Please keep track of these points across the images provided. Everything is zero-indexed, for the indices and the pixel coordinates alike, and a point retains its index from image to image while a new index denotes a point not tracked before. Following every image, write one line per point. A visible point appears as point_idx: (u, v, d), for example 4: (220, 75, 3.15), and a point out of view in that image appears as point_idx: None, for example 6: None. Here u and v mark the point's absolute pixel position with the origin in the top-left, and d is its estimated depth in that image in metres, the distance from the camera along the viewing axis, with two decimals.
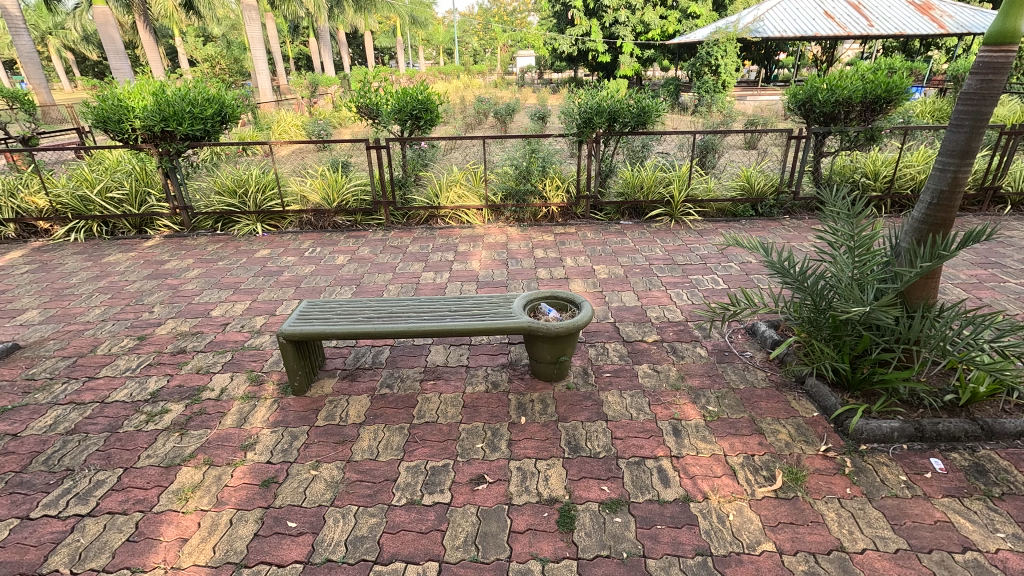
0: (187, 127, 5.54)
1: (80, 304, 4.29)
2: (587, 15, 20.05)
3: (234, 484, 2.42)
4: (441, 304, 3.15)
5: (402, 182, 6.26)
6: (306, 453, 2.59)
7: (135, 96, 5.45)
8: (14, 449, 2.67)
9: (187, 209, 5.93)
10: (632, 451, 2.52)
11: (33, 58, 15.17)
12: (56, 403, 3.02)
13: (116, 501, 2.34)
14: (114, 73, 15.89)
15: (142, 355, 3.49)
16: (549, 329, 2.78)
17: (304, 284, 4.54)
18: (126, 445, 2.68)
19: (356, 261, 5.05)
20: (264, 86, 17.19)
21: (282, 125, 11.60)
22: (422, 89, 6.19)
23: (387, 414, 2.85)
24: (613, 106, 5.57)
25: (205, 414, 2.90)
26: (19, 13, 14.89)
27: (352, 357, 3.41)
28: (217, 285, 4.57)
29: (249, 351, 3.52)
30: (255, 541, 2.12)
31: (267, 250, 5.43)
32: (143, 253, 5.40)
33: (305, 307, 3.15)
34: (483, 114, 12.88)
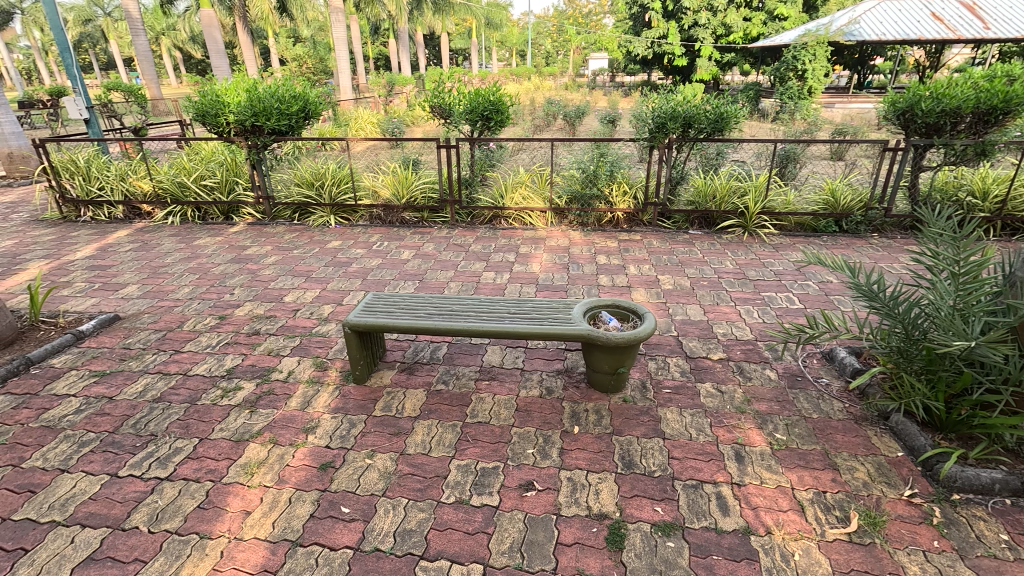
0: (274, 122, 5.91)
1: (173, 282, 4.67)
2: (665, 17, 19.54)
3: (295, 464, 2.53)
4: (501, 305, 3.15)
5: (469, 181, 6.32)
6: (363, 441, 2.67)
7: (231, 92, 5.89)
8: (110, 411, 2.95)
9: (269, 199, 6.34)
10: (690, 473, 2.40)
11: (147, 56, 16.86)
12: (146, 372, 3.30)
13: (189, 468, 2.52)
14: (215, 70, 17.15)
15: (222, 334, 3.75)
16: (609, 339, 2.71)
17: (370, 277, 4.70)
18: (202, 417, 2.88)
19: (421, 257, 5.17)
20: (345, 86, 18.07)
21: (359, 122, 12.12)
22: (494, 90, 6.24)
23: (442, 411, 2.89)
24: (689, 111, 5.35)
25: (273, 394, 3.06)
26: (141, 17, 16.45)
27: (411, 351, 3.48)
28: (291, 272, 4.83)
29: (316, 337, 3.69)
30: (311, 522, 2.21)
31: (339, 242, 5.68)
32: (229, 239, 5.81)
33: (370, 300, 3.26)
34: (552, 116, 12.85)
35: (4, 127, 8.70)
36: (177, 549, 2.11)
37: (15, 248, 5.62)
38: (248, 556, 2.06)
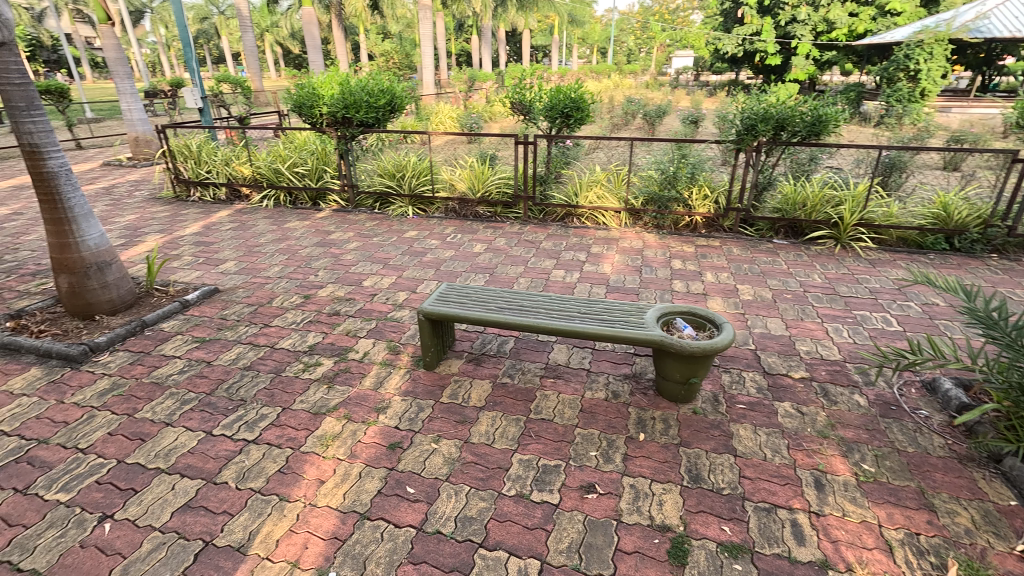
0: (363, 114, 6.20)
1: (265, 261, 5.05)
2: (760, 13, 18.45)
3: (366, 440, 2.66)
4: (571, 304, 3.13)
5: (544, 178, 6.30)
6: (430, 426, 2.76)
7: (326, 85, 6.27)
8: (207, 374, 3.24)
9: (353, 187, 6.66)
10: (762, 495, 2.27)
11: (252, 51, 18.26)
12: (239, 342, 3.59)
13: (272, 434, 2.72)
14: (311, 65, 18.25)
15: (306, 312, 4.00)
16: (683, 347, 2.61)
17: (443, 267, 4.83)
18: (286, 388, 3.10)
19: (492, 251, 5.25)
20: (428, 81, 18.60)
21: (439, 116, 12.44)
22: (576, 87, 6.16)
23: (507, 404, 2.92)
24: (783, 113, 5.02)
25: (349, 372, 3.24)
26: (249, 14, 17.79)
27: (479, 342, 3.54)
28: (370, 258, 5.06)
29: (390, 322, 3.85)
30: (378, 497, 2.32)
31: (415, 232, 5.88)
32: (315, 223, 6.19)
33: (444, 290, 3.36)
34: (631, 115, 12.53)
35: (132, 115, 9.75)
36: (259, 507, 2.28)
37: (136, 222, 6.30)
38: (321, 522, 2.20)
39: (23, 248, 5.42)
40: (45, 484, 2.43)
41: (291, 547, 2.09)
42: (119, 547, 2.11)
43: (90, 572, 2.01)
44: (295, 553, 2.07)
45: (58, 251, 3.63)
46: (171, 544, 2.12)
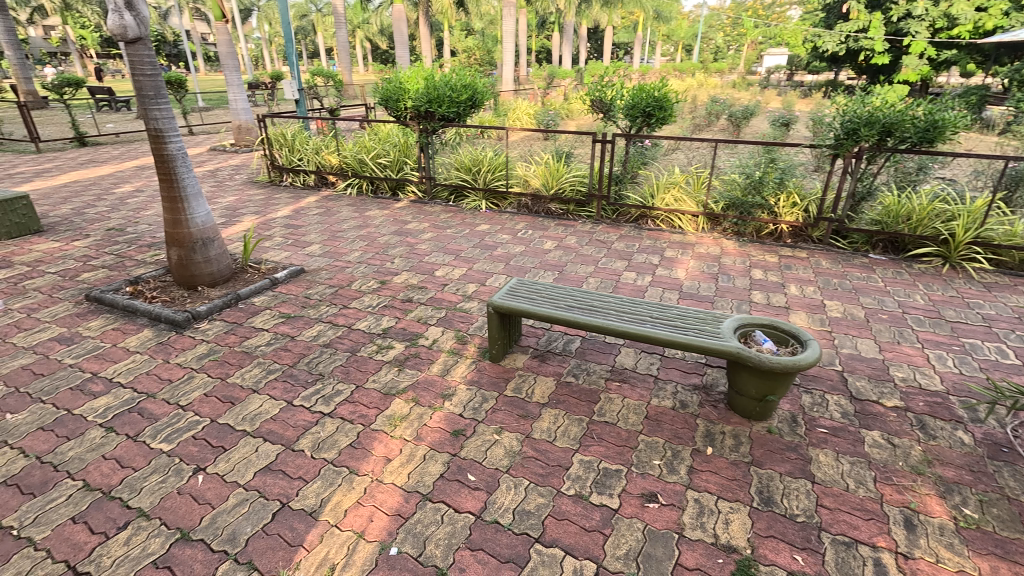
0: (445, 109, 6.36)
1: (346, 246, 5.33)
2: (868, 8, 16.94)
3: (431, 425, 2.75)
4: (643, 308, 3.05)
5: (619, 177, 6.17)
6: (493, 417, 2.80)
7: (412, 80, 6.50)
8: (291, 348, 3.48)
9: (431, 180, 6.86)
10: (842, 528, 2.11)
11: (345, 46, 19.27)
12: (320, 320, 3.82)
13: (346, 410, 2.87)
14: (398, 60, 18.97)
15: (381, 297, 4.18)
16: (762, 362, 2.47)
17: (513, 262, 4.87)
18: (360, 367, 3.26)
19: (562, 249, 5.23)
20: (507, 76, 18.75)
21: (517, 112, 12.51)
22: (660, 85, 5.95)
23: (570, 403, 2.90)
24: (891, 117, 4.59)
25: (418, 358, 3.35)
26: (343, 11, 18.74)
27: (545, 339, 3.55)
28: (443, 249, 5.20)
29: (460, 312, 3.94)
30: (440, 481, 2.39)
31: (487, 226, 5.97)
32: (394, 213, 6.44)
33: (514, 284, 3.39)
34: (716, 115, 11.97)
35: (238, 105, 10.61)
36: (331, 477, 2.42)
37: (236, 203, 6.86)
38: (386, 498, 2.30)
39: (142, 222, 6.07)
40: (151, 433, 2.71)
41: (358, 518, 2.20)
42: (209, 497, 2.32)
43: (184, 517, 2.22)
44: (361, 524, 2.18)
45: (172, 226, 4.02)
46: (253, 501, 2.30)
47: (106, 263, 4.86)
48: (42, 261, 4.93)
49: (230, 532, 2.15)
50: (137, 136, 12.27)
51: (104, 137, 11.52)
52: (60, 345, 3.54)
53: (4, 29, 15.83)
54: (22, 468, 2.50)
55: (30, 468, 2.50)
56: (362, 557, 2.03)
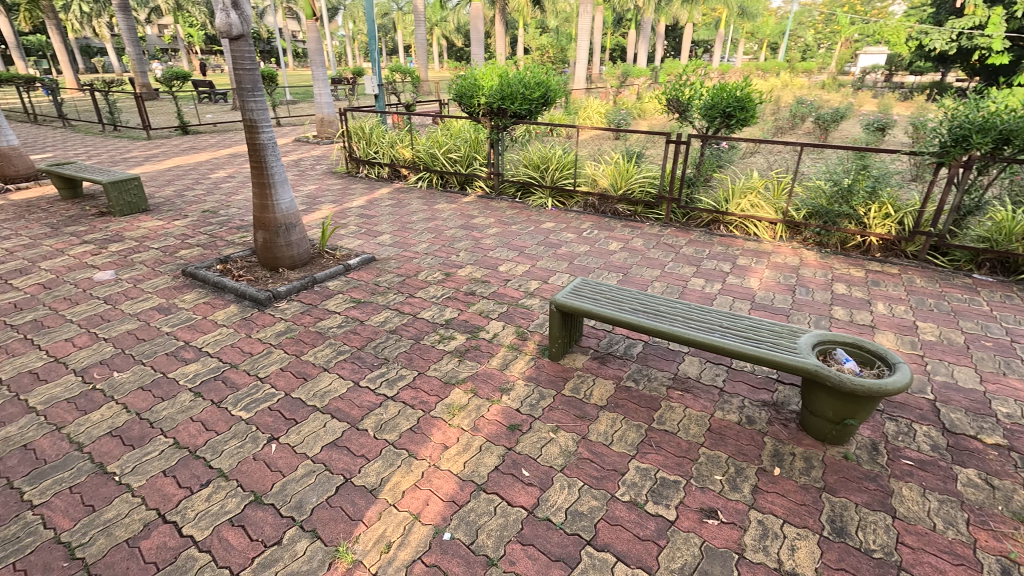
0: (517, 106, 6.40)
1: (415, 237, 5.50)
2: (988, 2, 15.23)
3: (488, 417, 2.79)
4: (712, 317, 2.93)
5: (692, 180, 5.95)
6: (549, 415, 2.80)
7: (487, 77, 6.58)
8: (359, 331, 3.64)
9: (499, 176, 6.93)
10: (925, 571, 1.93)
11: (422, 44, 19.82)
12: (388, 307, 3.98)
13: (408, 395, 2.97)
14: (472, 57, 19.26)
15: (445, 288, 4.29)
16: (842, 383, 2.31)
17: (577, 262, 4.83)
18: (423, 355, 3.36)
19: (628, 251, 5.12)
20: (580, 74, 18.55)
21: (588, 111, 12.36)
22: (743, 85, 5.66)
23: (629, 408, 2.84)
24: (1011, 123, 4.12)
25: (479, 350, 3.41)
26: (423, 9, 19.25)
27: (606, 341, 3.49)
28: (508, 245, 5.24)
29: (521, 308, 3.96)
30: (495, 473, 2.42)
31: (553, 224, 5.96)
32: (461, 207, 6.57)
33: (578, 284, 3.37)
34: (801, 118, 11.24)
35: (322, 99, 11.19)
36: (391, 458, 2.52)
37: (316, 192, 7.26)
38: (442, 484, 2.36)
39: (233, 206, 6.56)
40: (233, 401, 2.93)
41: (414, 501, 2.27)
42: (281, 465, 2.48)
43: (258, 481, 2.39)
44: (417, 506, 2.25)
45: (260, 211, 4.32)
46: (319, 473, 2.43)
47: (201, 242, 5.30)
48: (148, 237, 5.45)
49: (298, 500, 2.29)
50: (232, 127, 13.26)
51: (204, 127, 12.54)
52: (159, 314, 3.91)
53: (127, 27, 17.56)
54: (123, 422, 2.78)
55: (130, 423, 2.78)
56: (417, 539, 2.10)
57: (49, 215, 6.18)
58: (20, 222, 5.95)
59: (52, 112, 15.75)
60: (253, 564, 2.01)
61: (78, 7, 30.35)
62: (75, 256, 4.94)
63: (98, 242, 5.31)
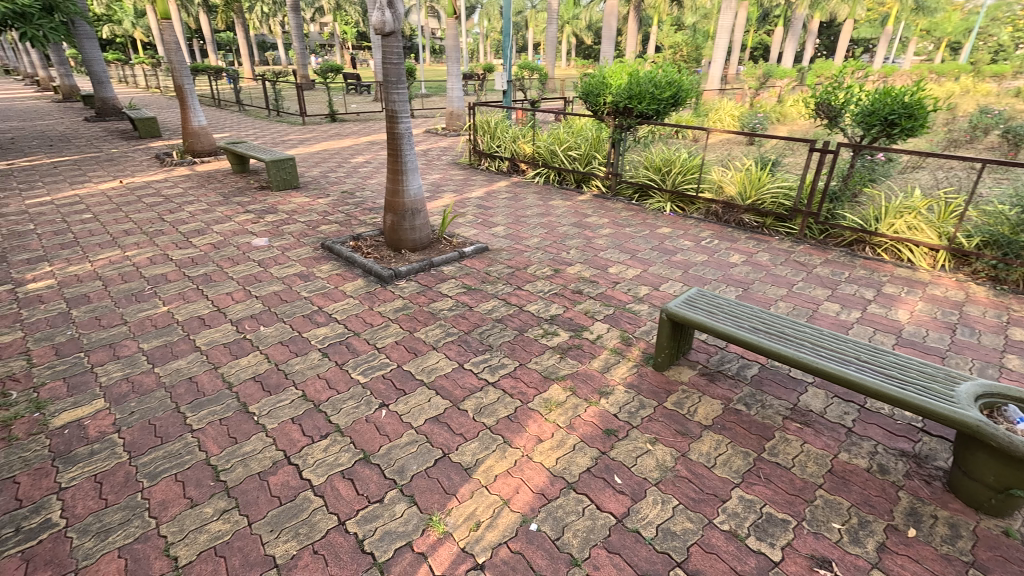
0: (645, 105, 6.21)
1: (528, 231, 5.60)
2: None
3: (585, 418, 2.77)
4: (847, 347, 2.62)
5: (836, 194, 5.36)
6: (649, 426, 2.70)
7: (616, 75, 6.47)
8: (468, 317, 3.80)
9: (617, 176, 6.79)
10: None
11: (553, 41, 20.00)
12: (496, 297, 4.10)
13: (508, 383, 3.05)
14: (602, 54, 19.02)
15: (553, 284, 4.31)
16: (1012, 446, 1.94)
17: (692, 271, 4.59)
18: (525, 347, 3.42)
19: (751, 265, 4.76)
20: (714, 74, 17.50)
21: (720, 113, 11.64)
22: (914, 89, 4.95)
23: (738, 433, 2.65)
24: None
25: (581, 350, 3.38)
26: (557, 6, 19.36)
27: (717, 358, 3.28)
28: (620, 247, 5.14)
29: (628, 312, 3.86)
30: (586, 475, 2.39)
31: (669, 229, 5.72)
32: (575, 205, 6.56)
33: (693, 294, 3.20)
34: (984, 130, 9.58)
35: (453, 93, 11.77)
36: (487, 442, 2.60)
37: (439, 181, 7.68)
38: (533, 475, 2.39)
39: (368, 189, 7.17)
40: (353, 366, 3.22)
41: (505, 486, 2.33)
42: (388, 431, 2.68)
43: (367, 442, 2.61)
44: (507, 492, 2.30)
45: (391, 195, 4.66)
46: (421, 443, 2.58)
47: (338, 220, 5.86)
48: (297, 212, 6.15)
49: (400, 465, 2.46)
50: (372, 116, 14.46)
51: (349, 115, 13.82)
52: (299, 280, 4.40)
53: (296, 25, 19.82)
54: (264, 370, 3.19)
55: (269, 372, 3.18)
56: (504, 524, 2.15)
57: (223, 186, 7.23)
58: (201, 190, 7.03)
59: (231, 98, 18.34)
60: (357, 516, 2.20)
61: (259, 7, 34.80)
62: (239, 223, 5.72)
63: (258, 213, 6.10)
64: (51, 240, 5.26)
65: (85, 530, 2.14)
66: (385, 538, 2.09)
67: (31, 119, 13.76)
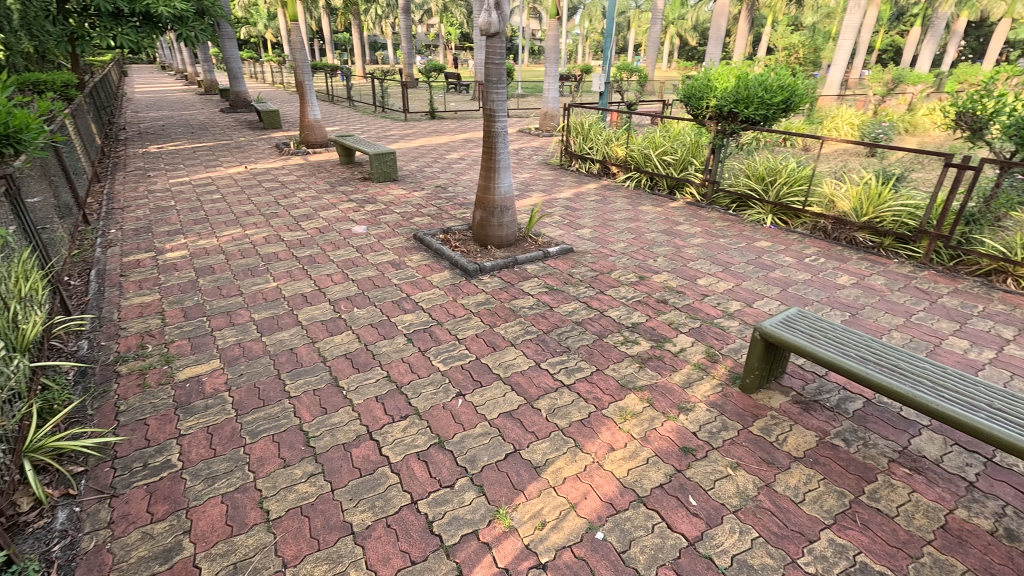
0: (752, 110, 5.84)
1: (614, 235, 5.49)
2: None
3: (661, 431, 2.67)
4: (976, 390, 2.31)
5: (973, 216, 4.74)
6: (730, 449, 2.55)
7: (722, 78, 6.14)
8: (548, 316, 3.80)
9: (714, 184, 6.46)
10: None
11: (655, 42, 19.42)
12: (577, 299, 4.07)
13: (583, 387, 3.01)
14: (707, 56, 18.15)
15: (637, 292, 4.20)
16: None
17: (792, 289, 4.27)
18: (603, 352, 3.37)
19: (862, 288, 4.33)
20: (834, 78, 16.07)
21: (836, 121, 10.69)
22: None
23: (832, 470, 2.42)
24: None
25: (662, 361, 3.27)
26: (663, 6, 18.74)
27: (814, 386, 3.02)
28: (711, 258, 4.89)
29: (716, 327, 3.67)
30: (659, 490, 2.31)
31: (768, 243, 5.36)
32: (667, 211, 6.33)
33: (792, 314, 2.98)
34: None
35: (550, 93, 11.81)
36: (559, 443, 2.59)
37: (529, 180, 7.76)
38: (602, 483, 2.35)
39: (460, 184, 7.41)
40: (434, 353, 3.35)
41: (573, 490, 2.31)
42: (463, 420, 2.76)
43: (443, 428, 2.70)
44: (575, 496, 2.28)
45: (482, 192, 4.78)
46: (494, 436, 2.63)
47: (430, 213, 6.11)
48: (393, 203, 6.50)
49: (472, 454, 2.52)
50: (469, 114, 14.89)
51: (447, 113, 14.33)
52: (391, 268, 4.65)
53: (406, 26, 20.88)
54: (354, 349, 3.40)
55: (359, 351, 3.39)
56: (570, 528, 2.13)
57: (330, 175, 7.80)
58: (312, 179, 7.63)
59: (343, 95, 19.73)
60: (428, 498, 2.29)
61: (374, 10, 37.13)
62: (342, 210, 6.16)
63: (359, 202, 6.52)
64: (188, 215, 5.99)
65: (197, 474, 2.42)
66: (453, 523, 2.16)
67: (179, 109, 15.72)
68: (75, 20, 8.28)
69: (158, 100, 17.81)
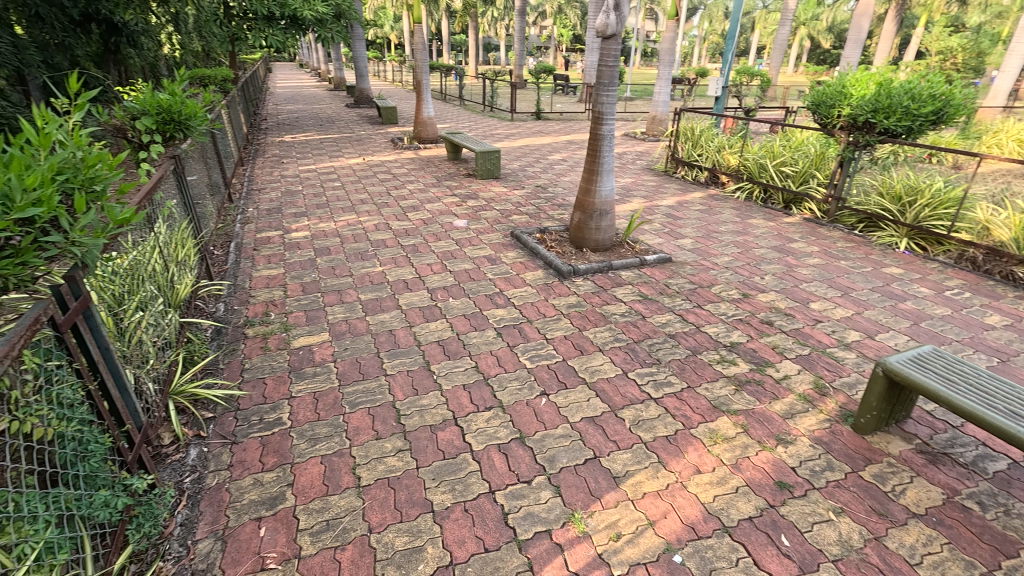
0: (893, 121, 5.24)
1: (718, 247, 5.20)
2: None
3: (755, 461, 2.49)
4: None
5: None
6: (834, 492, 2.32)
7: (861, 84, 5.56)
8: (639, 325, 3.70)
9: (839, 201, 5.88)
10: None
11: (782, 45, 18.06)
12: (672, 311, 3.92)
13: (672, 403, 2.90)
14: (842, 61, 16.51)
15: (739, 309, 3.95)
16: None
17: (925, 325, 3.78)
18: (696, 369, 3.21)
19: (1017, 331, 3.73)
20: (1000, 87, 13.92)
21: (1000, 137, 9.26)
22: None
23: (960, 535, 2.12)
24: None
25: (761, 386, 3.04)
26: (795, 6, 17.35)
27: (945, 437, 2.65)
28: (828, 281, 4.47)
29: (828, 357, 3.35)
30: (747, 522, 2.17)
31: (900, 270, 4.78)
32: (780, 227, 5.88)
33: (924, 353, 2.63)
34: None
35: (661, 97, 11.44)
36: (641, 456, 2.52)
37: (631, 185, 7.59)
38: (685, 505, 2.25)
39: (560, 185, 7.43)
40: (522, 350, 3.40)
41: (653, 507, 2.24)
42: (545, 419, 2.77)
43: (526, 424, 2.74)
44: (654, 514, 2.21)
45: (583, 194, 4.75)
46: (575, 439, 2.62)
47: (529, 212, 6.20)
48: (494, 200, 6.68)
49: (551, 454, 2.53)
50: (575, 116, 14.87)
51: (553, 114, 14.42)
52: (487, 262, 4.79)
53: (520, 28, 21.27)
54: (447, 337, 3.56)
55: (451, 339, 3.53)
56: (647, 545, 2.07)
57: (438, 170, 8.19)
58: (421, 172, 8.06)
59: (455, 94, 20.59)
60: (507, 490, 2.33)
61: (491, 12, 38.31)
62: (446, 204, 6.44)
63: (462, 197, 6.78)
64: (311, 200, 6.59)
65: (301, 434, 2.67)
66: (528, 518, 2.18)
67: (312, 103, 17.31)
68: (237, 23, 9.39)
69: (295, 95, 19.77)
